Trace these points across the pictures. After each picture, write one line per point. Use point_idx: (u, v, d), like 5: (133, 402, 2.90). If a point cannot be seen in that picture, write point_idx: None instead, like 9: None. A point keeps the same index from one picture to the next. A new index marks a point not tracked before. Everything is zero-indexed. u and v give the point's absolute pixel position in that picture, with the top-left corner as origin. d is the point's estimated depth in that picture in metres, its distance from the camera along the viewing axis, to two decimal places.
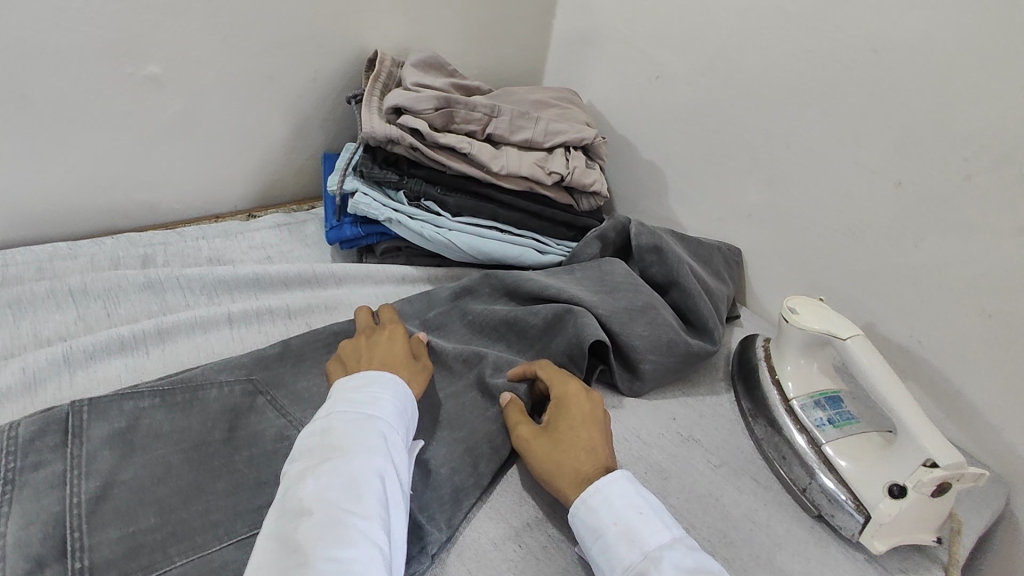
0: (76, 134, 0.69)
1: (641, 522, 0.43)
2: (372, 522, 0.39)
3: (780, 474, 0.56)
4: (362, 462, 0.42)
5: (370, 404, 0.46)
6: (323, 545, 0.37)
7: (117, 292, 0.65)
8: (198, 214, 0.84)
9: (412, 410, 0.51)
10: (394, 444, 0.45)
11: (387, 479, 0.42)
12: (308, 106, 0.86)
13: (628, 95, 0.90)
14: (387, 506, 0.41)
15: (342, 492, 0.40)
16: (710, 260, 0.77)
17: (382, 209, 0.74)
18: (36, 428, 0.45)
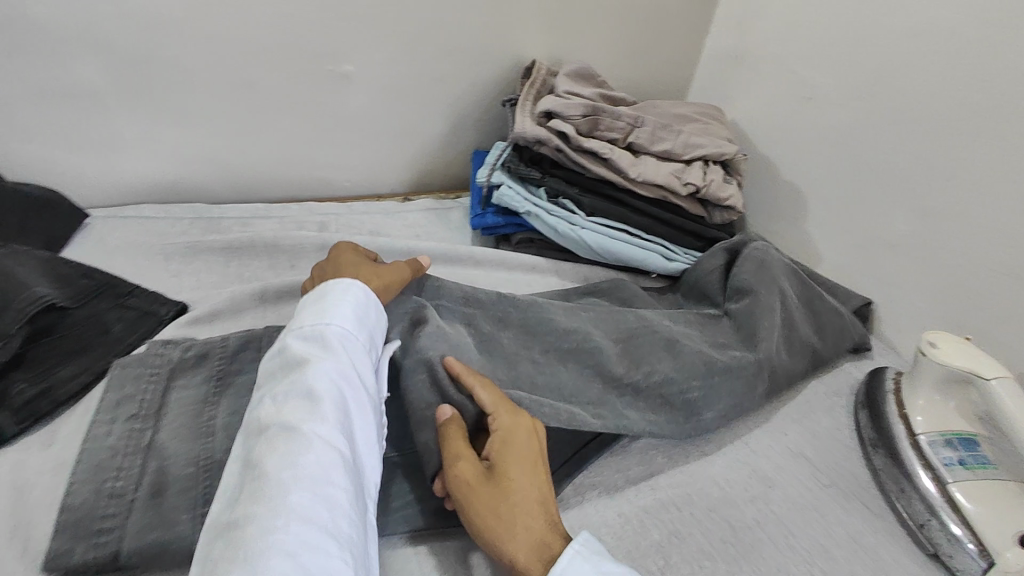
0: (283, 118, 0.84)
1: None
2: (327, 424, 0.43)
3: (896, 507, 0.55)
4: (314, 372, 0.45)
5: (326, 318, 0.50)
6: (280, 450, 0.41)
7: (299, 249, 0.78)
8: (363, 193, 0.97)
9: (370, 315, 0.54)
10: (352, 355, 0.49)
11: (343, 387, 0.46)
12: (468, 106, 0.95)
13: (776, 115, 0.90)
14: (344, 409, 0.45)
15: (301, 403, 0.44)
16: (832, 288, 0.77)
17: (524, 202, 0.81)
18: (243, 341, 0.57)
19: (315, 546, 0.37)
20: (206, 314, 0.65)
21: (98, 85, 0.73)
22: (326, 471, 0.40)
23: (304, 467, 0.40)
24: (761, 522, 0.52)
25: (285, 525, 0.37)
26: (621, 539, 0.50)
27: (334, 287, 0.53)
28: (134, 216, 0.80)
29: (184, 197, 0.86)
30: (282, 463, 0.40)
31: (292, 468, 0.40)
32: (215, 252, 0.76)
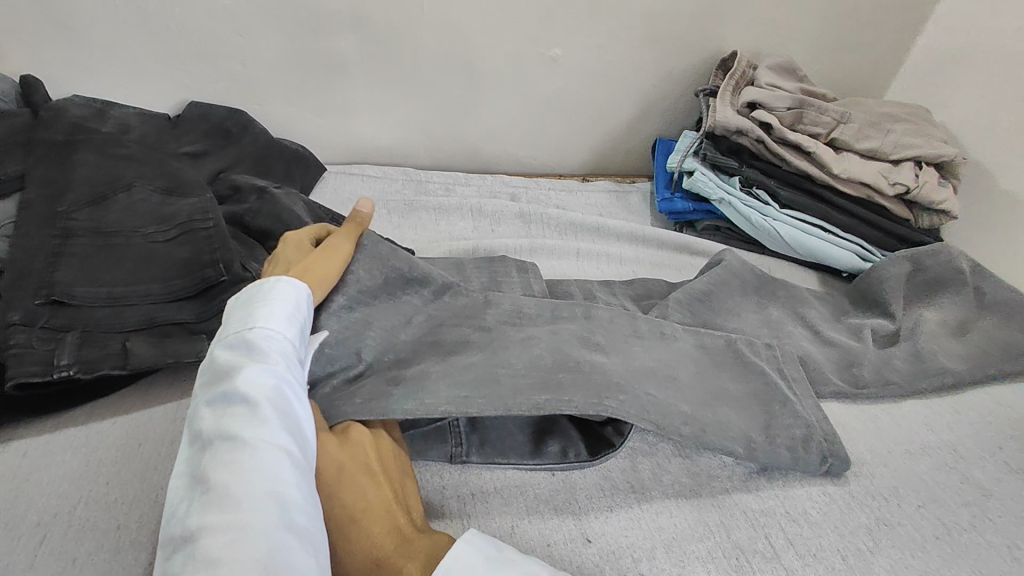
0: (493, 95, 0.93)
1: None
2: (271, 426, 0.38)
3: None
4: (251, 374, 0.40)
5: (257, 319, 0.45)
6: (219, 466, 0.36)
7: (500, 215, 0.85)
8: (546, 172, 1.04)
9: (309, 311, 0.49)
10: (292, 357, 0.44)
11: (287, 389, 0.41)
12: (659, 94, 0.98)
13: (1002, 120, 0.84)
14: (290, 409, 0.40)
15: (238, 409, 0.39)
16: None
17: (717, 189, 0.82)
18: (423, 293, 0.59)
19: (270, 558, 0.33)
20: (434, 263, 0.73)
21: (352, 58, 0.86)
22: (283, 474, 0.36)
23: (249, 476, 0.36)
24: (978, 526, 0.51)
25: (233, 543, 0.33)
26: (828, 515, 0.50)
27: (254, 290, 0.48)
28: (359, 174, 0.92)
29: (397, 162, 0.98)
30: (222, 477, 0.35)
31: (234, 480, 0.35)
32: (429, 211, 0.85)
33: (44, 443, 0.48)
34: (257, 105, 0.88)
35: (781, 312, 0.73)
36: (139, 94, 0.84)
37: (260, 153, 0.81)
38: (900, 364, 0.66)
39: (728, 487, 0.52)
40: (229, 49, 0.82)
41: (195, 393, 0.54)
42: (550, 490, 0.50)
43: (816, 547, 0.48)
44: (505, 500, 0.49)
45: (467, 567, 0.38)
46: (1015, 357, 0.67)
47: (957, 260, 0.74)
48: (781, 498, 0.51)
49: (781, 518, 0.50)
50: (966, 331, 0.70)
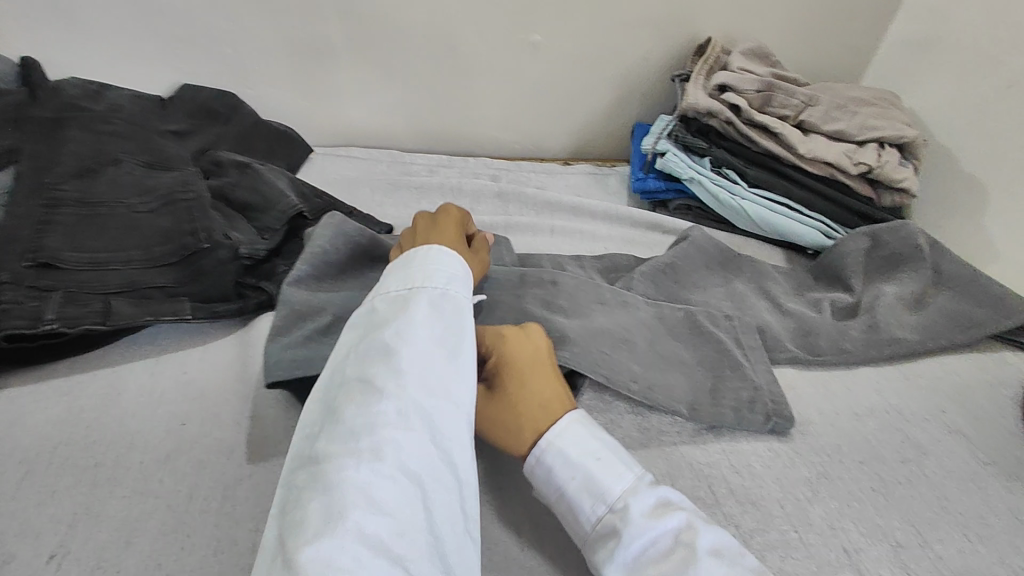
0: (475, 80, 0.96)
1: (607, 469, 0.44)
2: (405, 376, 0.40)
3: None
4: (399, 327, 0.43)
5: (412, 279, 0.47)
6: (357, 403, 0.39)
7: (479, 195, 0.88)
8: (529, 155, 1.07)
9: (468, 278, 0.50)
10: (447, 316, 0.45)
11: (427, 343, 0.43)
12: (638, 79, 1.01)
13: (966, 104, 0.87)
14: (428, 368, 0.42)
15: (377, 358, 0.42)
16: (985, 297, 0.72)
17: (687, 169, 0.85)
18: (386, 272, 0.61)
19: (374, 498, 0.35)
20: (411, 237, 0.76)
21: (337, 42, 0.89)
22: (405, 426, 0.38)
23: (378, 420, 0.38)
24: (913, 479, 0.54)
25: (344, 477, 0.36)
26: (770, 468, 0.53)
27: (417, 252, 0.50)
28: (344, 155, 0.94)
29: (382, 144, 1.01)
30: (353, 416, 0.38)
31: (366, 420, 0.38)
32: (409, 190, 0.88)
33: (29, 393, 0.51)
34: (246, 87, 0.91)
35: (745, 286, 0.76)
36: (130, 75, 0.87)
37: (246, 133, 0.84)
38: (855, 334, 0.69)
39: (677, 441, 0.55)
40: (218, 32, 0.85)
41: (175, 351, 0.57)
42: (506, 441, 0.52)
43: (756, 495, 0.51)
44: None
45: (566, 436, 0.46)
46: (964, 328, 0.70)
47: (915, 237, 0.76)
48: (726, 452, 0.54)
49: (725, 469, 0.53)
50: (920, 304, 0.73)
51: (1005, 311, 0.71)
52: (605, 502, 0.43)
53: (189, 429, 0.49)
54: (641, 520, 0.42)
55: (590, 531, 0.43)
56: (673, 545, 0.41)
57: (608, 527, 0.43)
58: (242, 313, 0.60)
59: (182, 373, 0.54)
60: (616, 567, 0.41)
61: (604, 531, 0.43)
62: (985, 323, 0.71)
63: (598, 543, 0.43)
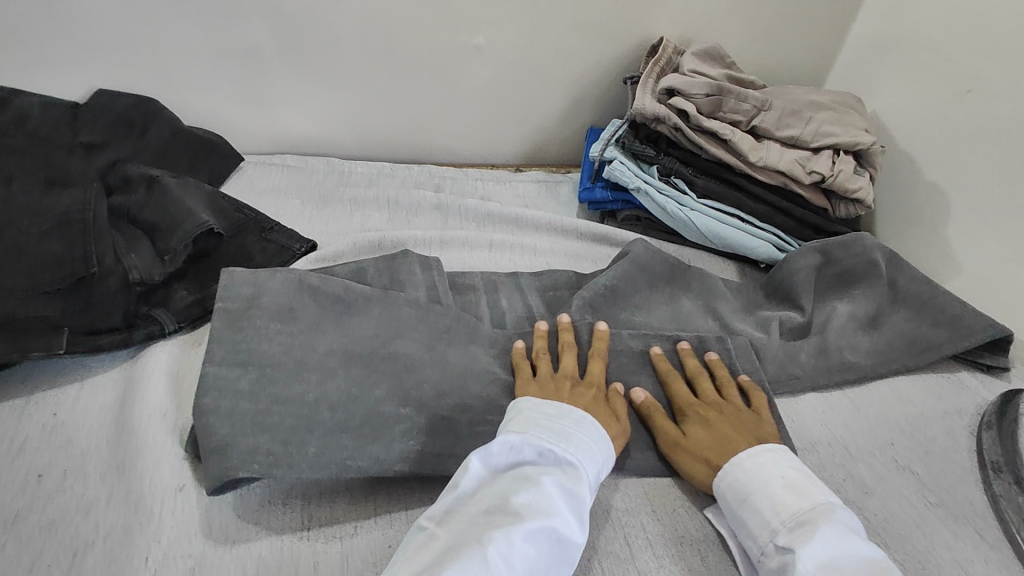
0: (418, 85, 0.91)
1: (814, 485, 0.46)
2: (517, 554, 0.37)
3: (1015, 539, 0.50)
4: (530, 494, 0.40)
5: (558, 436, 0.45)
6: (460, 564, 0.36)
7: (416, 207, 0.83)
8: (478, 161, 1.02)
9: (609, 461, 0.47)
10: (580, 498, 0.42)
11: (554, 520, 0.40)
12: (590, 82, 0.96)
13: (928, 109, 0.83)
14: (541, 551, 0.39)
15: (499, 519, 0.39)
16: (942, 319, 0.69)
17: (633, 178, 0.80)
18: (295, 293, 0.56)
19: None
20: (334, 255, 0.70)
21: (268, 48, 0.83)
22: None
23: None
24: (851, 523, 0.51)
25: None
26: (694, 515, 0.51)
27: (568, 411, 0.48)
28: (279, 164, 0.89)
29: (320, 151, 0.96)
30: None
31: None
32: (343, 202, 0.83)
33: None
34: (172, 93, 0.85)
35: (691, 305, 0.72)
36: (41, 81, 0.81)
37: (166, 145, 0.80)
38: (804, 358, 0.65)
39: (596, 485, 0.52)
40: (137, 38, 0.79)
41: (48, 389, 0.52)
42: (404, 488, 0.48)
43: (675, 546, 0.48)
44: (352, 500, 0.46)
45: (787, 456, 0.48)
46: (920, 353, 0.68)
47: (872, 252, 0.72)
48: (649, 498, 0.52)
49: (645, 517, 0.50)
50: (874, 325, 0.70)
51: (963, 332, 0.67)
52: (813, 502, 0.44)
53: (49, 483, 0.45)
54: (843, 528, 0.42)
55: (784, 523, 0.43)
56: (864, 557, 0.41)
57: (808, 519, 0.43)
58: (128, 344, 0.56)
59: (53, 416, 0.50)
60: (808, 554, 0.41)
61: (799, 525, 0.43)
62: (941, 345, 0.68)
63: (791, 534, 0.43)
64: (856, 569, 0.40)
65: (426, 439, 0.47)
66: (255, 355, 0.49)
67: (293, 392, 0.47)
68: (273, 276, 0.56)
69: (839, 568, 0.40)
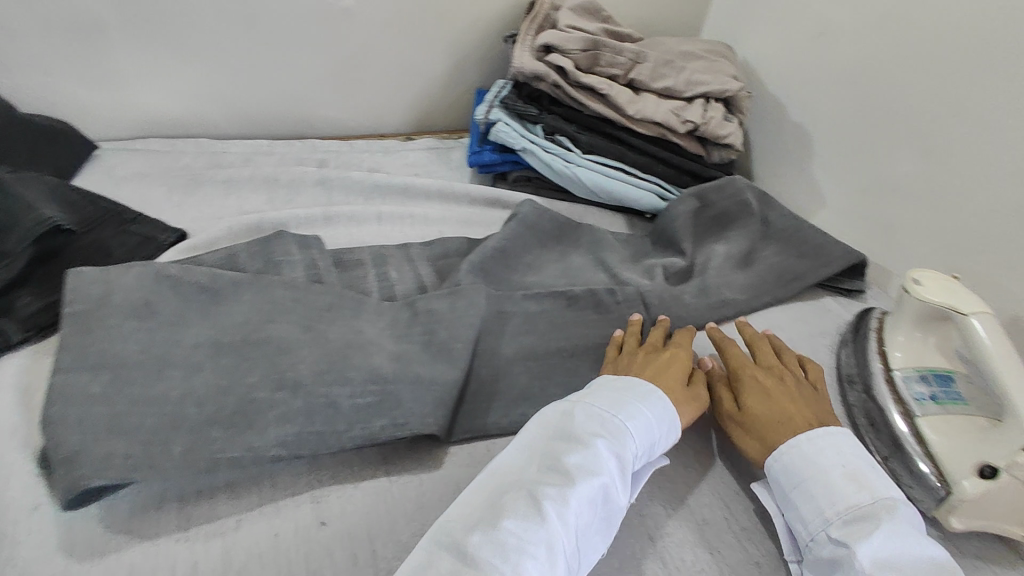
0: (287, 54, 0.85)
1: (876, 476, 0.45)
2: (568, 513, 0.41)
3: (865, 441, 0.56)
4: (581, 454, 0.44)
5: (618, 404, 0.48)
6: (518, 515, 0.40)
7: (298, 184, 0.79)
8: (366, 132, 0.98)
9: (671, 432, 0.49)
10: (628, 463, 0.45)
11: (601, 478, 0.43)
12: (472, 43, 0.94)
13: (789, 53, 0.88)
14: (589, 509, 0.42)
15: (556, 475, 0.43)
16: (806, 249, 0.75)
17: (519, 138, 0.80)
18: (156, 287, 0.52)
19: None
20: (205, 242, 0.66)
21: (111, 22, 0.75)
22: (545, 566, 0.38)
23: (527, 544, 0.38)
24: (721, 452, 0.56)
25: None
26: None
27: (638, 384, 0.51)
28: (142, 149, 0.82)
29: (188, 132, 0.88)
30: (505, 530, 0.39)
31: (514, 538, 0.38)
32: (217, 185, 0.78)
33: None
34: None
35: (582, 260, 0.74)
36: None
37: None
38: (688, 299, 0.69)
39: (490, 445, 0.53)
40: None
41: None
42: (291, 475, 0.47)
43: None
44: (234, 494, 0.45)
45: (848, 439, 0.48)
46: (789, 283, 0.73)
47: (743, 193, 0.78)
48: None
49: None
50: (750, 261, 0.75)
51: (824, 260, 0.74)
52: (873, 496, 0.44)
53: None
54: (907, 526, 0.42)
55: (841, 514, 0.44)
56: (926, 556, 0.41)
57: (869, 515, 0.43)
58: None
59: None
60: (865, 550, 0.41)
61: (860, 518, 0.43)
62: (807, 274, 0.74)
63: (851, 527, 0.43)
64: (914, 568, 0.40)
65: (306, 421, 0.46)
66: (112, 358, 0.46)
67: (152, 393, 0.45)
68: (129, 272, 0.52)
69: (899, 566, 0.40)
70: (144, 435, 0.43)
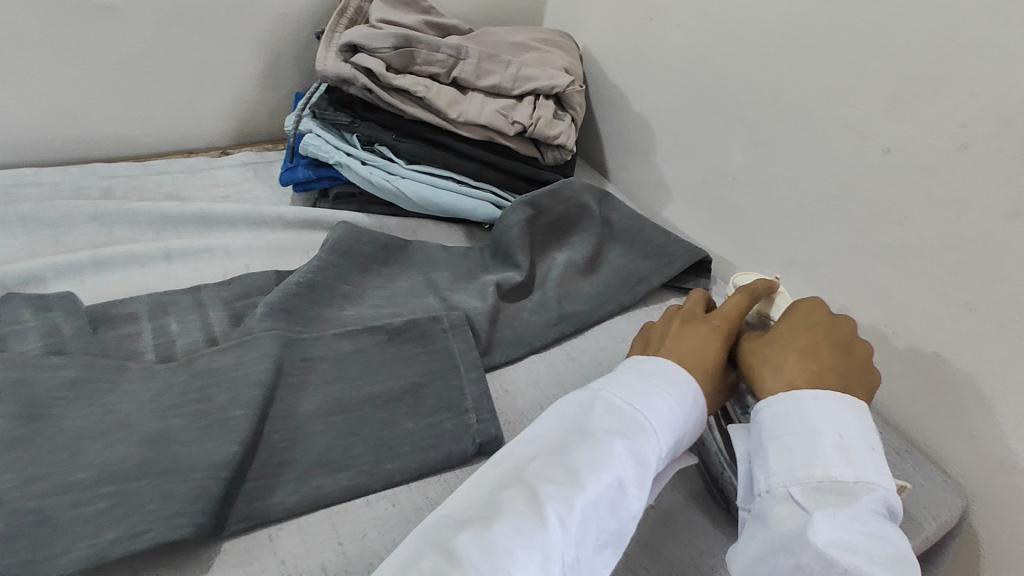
0: (44, 63, 0.71)
1: (870, 459, 0.38)
2: (573, 518, 0.37)
3: (698, 460, 0.54)
4: (592, 451, 0.41)
5: (640, 399, 0.44)
6: (516, 516, 0.37)
7: (67, 221, 0.66)
8: (171, 149, 0.85)
9: (694, 429, 0.46)
10: (649, 464, 0.41)
11: (614, 478, 0.40)
12: (282, 41, 0.84)
13: (624, 40, 0.84)
14: (596, 513, 0.39)
15: (560, 472, 0.40)
16: (647, 250, 0.73)
17: (332, 151, 0.71)
18: None
19: None
20: None
21: None
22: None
23: (518, 551, 0.35)
24: None
25: None
26: (389, 533, 0.46)
27: (659, 363, 0.48)
28: None
29: None
30: (494, 535, 0.36)
31: (504, 543, 0.35)
32: None
33: None
34: None
35: (409, 283, 0.66)
36: None
37: None
38: (525, 318, 0.64)
39: (275, 532, 0.45)
40: None
41: None
42: None
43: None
44: None
45: (849, 408, 0.41)
46: (632, 287, 0.70)
47: (579, 197, 0.74)
48: (337, 528, 0.46)
49: (330, 552, 0.44)
50: (591, 269, 0.71)
51: (665, 261, 0.71)
52: (853, 477, 0.37)
53: None
54: (878, 514, 0.36)
55: (810, 481, 0.38)
56: (889, 549, 0.35)
57: (846, 494, 0.37)
58: None
59: None
60: (821, 528, 0.35)
61: (826, 492, 0.37)
62: (649, 276, 0.71)
63: (815, 499, 0.37)
64: (867, 550, 0.35)
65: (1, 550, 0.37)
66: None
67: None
68: None
69: (846, 552, 0.34)
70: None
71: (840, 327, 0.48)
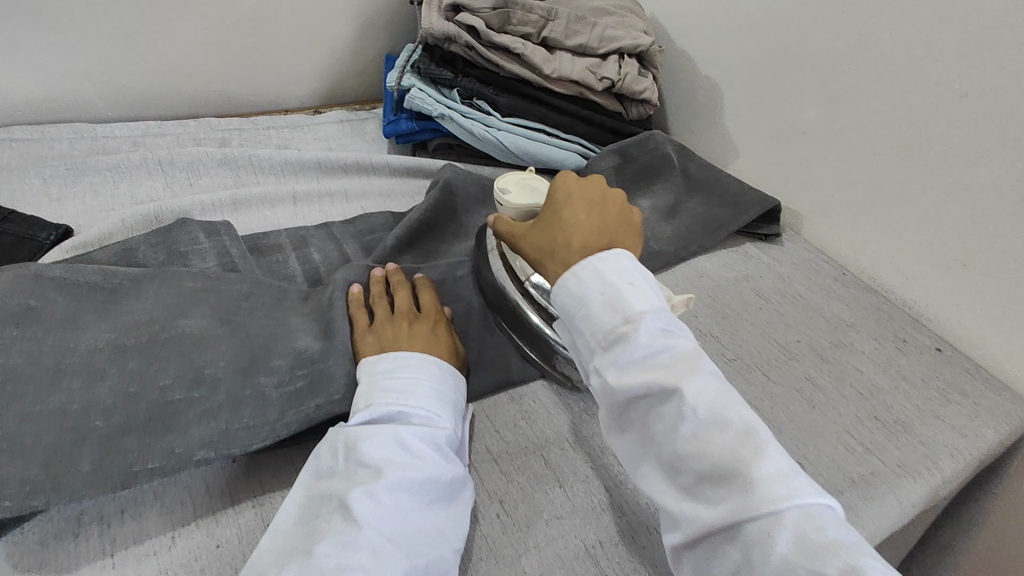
0: (168, 24, 0.77)
1: (640, 293, 0.44)
2: (382, 511, 0.38)
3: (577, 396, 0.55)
4: (381, 450, 0.41)
5: (373, 393, 0.45)
6: (333, 533, 0.36)
7: (198, 165, 0.73)
8: (270, 108, 0.91)
9: (447, 396, 0.47)
10: (427, 443, 0.43)
11: (402, 466, 0.40)
12: (375, 4, 0.89)
13: (697, 6, 0.89)
14: (405, 501, 0.39)
15: (366, 476, 0.39)
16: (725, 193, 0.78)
17: (436, 104, 0.77)
18: (44, 294, 0.47)
19: None
20: (94, 238, 0.59)
21: None
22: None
23: (352, 559, 0.35)
24: None
25: None
26: (533, 422, 0.53)
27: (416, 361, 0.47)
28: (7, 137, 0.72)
29: (63, 116, 0.78)
30: (328, 550, 0.35)
31: (336, 557, 0.35)
32: (101, 172, 0.70)
33: None
34: None
35: None
36: None
37: None
38: None
39: None
40: None
41: None
42: (226, 479, 0.44)
43: (519, 457, 0.50)
44: (164, 507, 0.42)
45: (614, 262, 0.46)
46: (713, 231, 0.75)
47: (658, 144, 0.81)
48: (489, 419, 0.53)
49: (489, 438, 0.51)
50: (673, 212, 0.77)
51: (742, 207, 0.76)
52: (630, 318, 0.43)
53: None
54: (662, 341, 0.42)
55: (604, 342, 0.43)
56: (680, 358, 0.42)
57: (627, 336, 0.42)
58: None
59: None
60: (628, 381, 0.41)
61: (621, 346, 0.42)
62: (727, 221, 0.76)
63: (609, 360, 0.42)
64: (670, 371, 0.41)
65: (233, 417, 0.43)
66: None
67: (49, 405, 0.41)
68: (6, 277, 0.47)
69: (640, 372, 0.41)
70: (52, 454, 0.40)
71: (569, 182, 0.54)
